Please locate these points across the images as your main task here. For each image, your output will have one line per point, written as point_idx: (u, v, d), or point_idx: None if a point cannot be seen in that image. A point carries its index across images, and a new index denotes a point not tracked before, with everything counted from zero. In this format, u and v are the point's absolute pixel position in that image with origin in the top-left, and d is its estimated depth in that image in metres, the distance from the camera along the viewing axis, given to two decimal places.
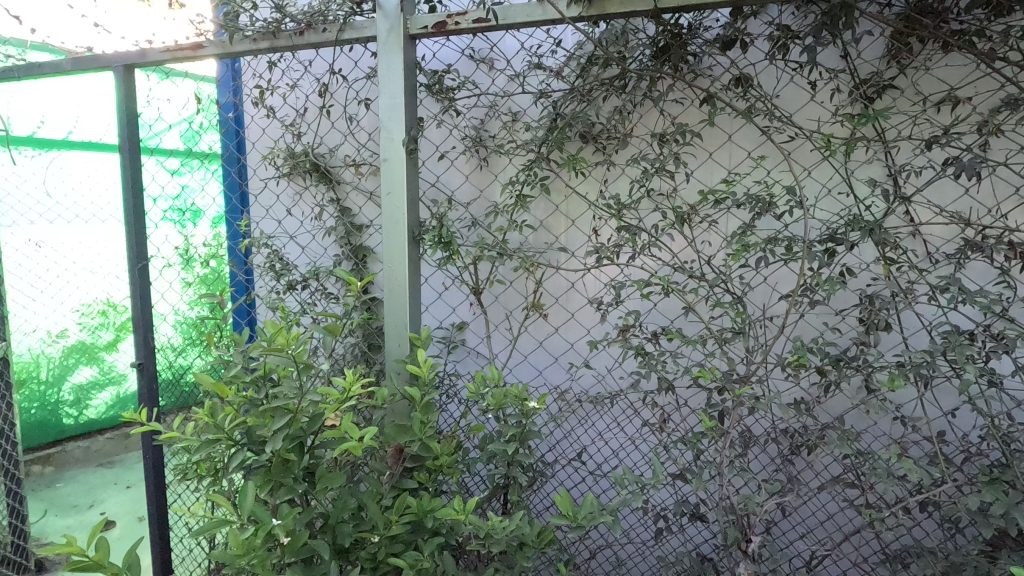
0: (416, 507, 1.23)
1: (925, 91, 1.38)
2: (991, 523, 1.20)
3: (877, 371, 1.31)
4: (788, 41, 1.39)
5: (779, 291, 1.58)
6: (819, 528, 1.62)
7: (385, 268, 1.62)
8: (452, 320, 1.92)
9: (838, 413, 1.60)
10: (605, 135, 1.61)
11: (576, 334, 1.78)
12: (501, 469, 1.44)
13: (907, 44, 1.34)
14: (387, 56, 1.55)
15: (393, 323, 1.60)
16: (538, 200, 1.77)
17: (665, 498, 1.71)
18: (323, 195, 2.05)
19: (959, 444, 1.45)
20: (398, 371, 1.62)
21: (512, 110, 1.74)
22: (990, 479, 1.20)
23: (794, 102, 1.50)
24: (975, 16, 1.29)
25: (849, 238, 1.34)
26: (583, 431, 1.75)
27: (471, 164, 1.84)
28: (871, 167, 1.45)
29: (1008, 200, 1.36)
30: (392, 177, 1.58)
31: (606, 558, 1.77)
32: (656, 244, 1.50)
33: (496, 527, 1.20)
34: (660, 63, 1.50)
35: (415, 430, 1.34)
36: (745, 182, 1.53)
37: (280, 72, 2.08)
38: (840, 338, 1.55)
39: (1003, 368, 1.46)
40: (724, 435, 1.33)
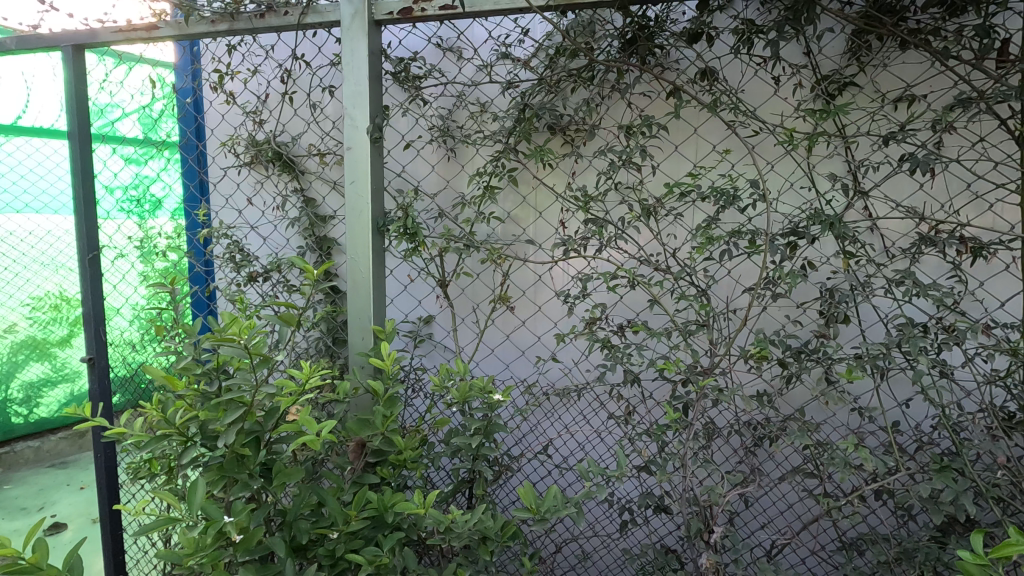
0: (375, 502, 1.20)
1: (883, 88, 1.41)
2: (941, 511, 1.23)
3: (836, 363, 1.33)
4: (752, 35, 1.40)
5: (742, 285, 1.60)
6: (779, 518, 1.65)
7: (348, 259, 1.58)
8: (418, 313, 1.89)
9: (799, 404, 1.63)
10: (573, 126, 1.60)
11: (543, 328, 1.77)
12: (466, 463, 1.42)
13: (866, 41, 1.37)
14: (351, 41, 1.51)
15: (357, 315, 1.57)
16: (506, 192, 1.76)
17: (630, 490, 1.72)
18: (286, 185, 2.00)
19: (912, 435, 1.49)
20: (361, 364, 1.58)
21: (479, 100, 1.72)
22: (941, 468, 1.24)
23: (758, 96, 1.52)
24: (931, 15, 1.32)
25: (810, 232, 1.36)
26: (549, 424, 1.75)
27: (438, 154, 1.81)
28: (831, 162, 1.47)
29: (960, 196, 1.40)
30: (356, 165, 1.54)
31: (572, 551, 1.77)
32: (623, 236, 1.50)
33: (457, 521, 1.18)
34: (628, 55, 1.50)
35: (376, 424, 1.31)
36: (710, 176, 1.54)
37: (240, 56, 2.02)
38: (801, 330, 1.57)
39: (954, 360, 1.51)
40: (688, 426, 1.34)
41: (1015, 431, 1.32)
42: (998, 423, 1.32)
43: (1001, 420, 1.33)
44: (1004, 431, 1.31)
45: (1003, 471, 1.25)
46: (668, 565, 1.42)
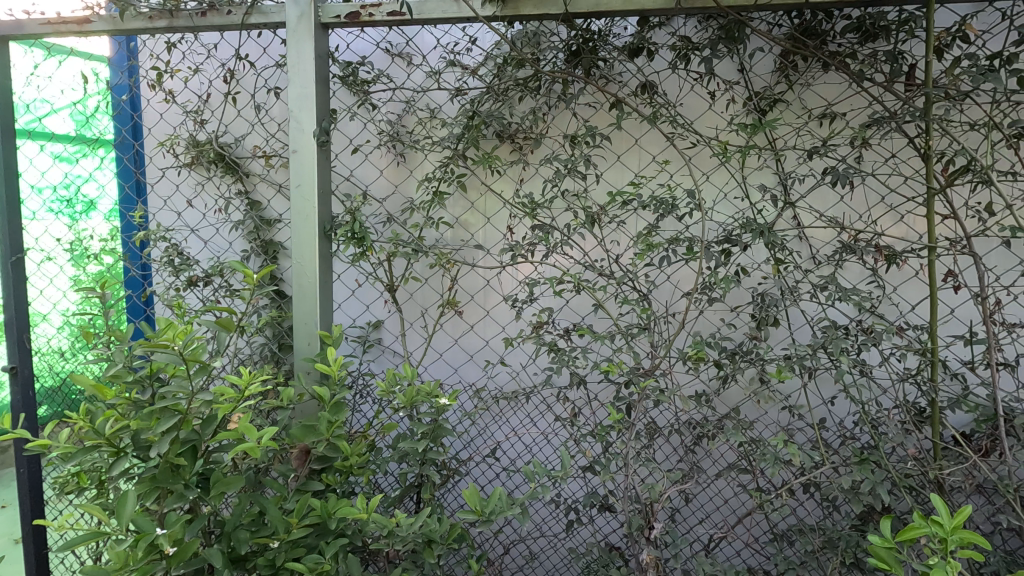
0: (318, 508, 1.19)
1: (808, 105, 1.51)
2: (860, 500, 1.32)
3: (767, 364, 1.41)
4: (689, 51, 1.49)
5: (681, 290, 1.67)
6: (716, 512, 1.73)
7: (294, 263, 1.56)
8: (365, 318, 1.88)
9: (734, 403, 1.72)
10: (520, 133, 1.64)
11: (491, 332, 1.79)
12: (414, 468, 1.43)
13: (793, 62, 1.47)
14: (297, 43, 1.50)
15: (302, 320, 1.55)
16: (454, 198, 1.77)
17: (575, 490, 1.75)
18: (229, 187, 1.95)
19: (836, 430, 1.59)
20: (307, 370, 1.57)
21: (428, 106, 1.74)
22: (860, 460, 1.33)
23: (695, 110, 1.59)
24: (848, 40, 1.43)
25: (742, 239, 1.43)
26: (497, 427, 1.76)
27: (387, 159, 1.80)
28: (762, 174, 1.56)
29: (876, 207, 1.51)
30: (302, 169, 1.53)
31: (519, 552, 1.79)
32: (569, 243, 1.55)
33: (402, 525, 1.19)
34: (572, 66, 1.55)
35: (321, 430, 1.30)
36: (651, 185, 1.60)
37: (180, 54, 1.96)
38: (734, 333, 1.65)
39: (872, 360, 1.62)
40: (630, 426, 1.39)
41: (924, 424, 1.44)
42: (910, 418, 1.43)
43: (912, 415, 1.44)
44: (914, 425, 1.43)
45: (914, 462, 1.36)
46: (612, 562, 1.47)
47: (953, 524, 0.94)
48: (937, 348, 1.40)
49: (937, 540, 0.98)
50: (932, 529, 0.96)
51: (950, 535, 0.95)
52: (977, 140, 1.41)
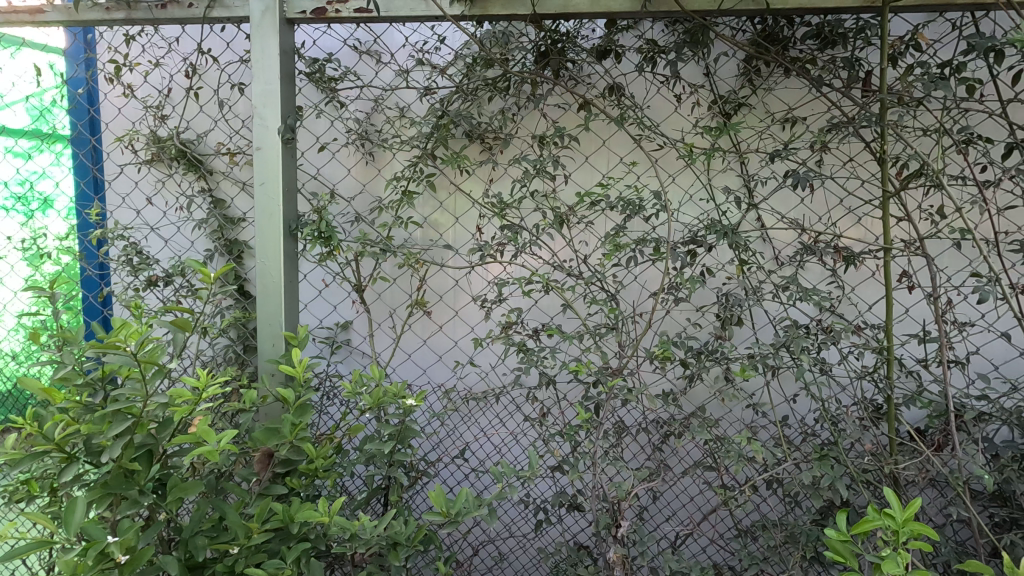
0: (280, 513, 1.17)
1: (770, 110, 1.54)
2: (821, 495, 1.36)
3: (731, 362, 1.43)
4: (655, 54, 1.51)
5: (648, 290, 1.69)
6: (683, 510, 1.75)
7: (258, 263, 1.53)
8: (333, 318, 1.85)
9: (700, 402, 1.74)
10: (489, 133, 1.64)
11: (460, 332, 1.78)
12: (381, 470, 1.41)
13: (756, 67, 1.50)
14: (262, 39, 1.47)
15: (267, 321, 1.52)
16: (423, 197, 1.76)
17: (544, 490, 1.76)
18: (192, 184, 1.90)
19: (798, 427, 1.62)
20: (271, 371, 1.54)
21: (397, 105, 1.72)
22: (820, 456, 1.36)
23: (661, 112, 1.61)
24: (808, 47, 1.47)
25: (707, 240, 1.46)
26: (466, 428, 1.75)
27: (354, 158, 1.78)
28: (726, 176, 1.59)
29: (835, 209, 1.55)
30: (266, 167, 1.50)
31: (488, 553, 1.79)
32: (537, 243, 1.55)
33: (366, 528, 1.17)
34: (541, 67, 1.56)
35: (284, 432, 1.27)
36: (618, 186, 1.61)
37: (140, 48, 1.91)
38: (700, 332, 1.68)
39: (832, 358, 1.66)
40: (598, 426, 1.40)
41: (881, 420, 1.48)
42: (868, 415, 1.47)
43: (870, 412, 1.48)
44: (872, 421, 1.47)
45: (871, 457, 1.39)
46: (580, 561, 1.48)
47: (904, 516, 0.97)
48: (892, 346, 1.44)
49: (891, 532, 1.01)
50: (884, 521, 0.99)
51: (901, 526, 0.98)
52: (929, 145, 1.46)
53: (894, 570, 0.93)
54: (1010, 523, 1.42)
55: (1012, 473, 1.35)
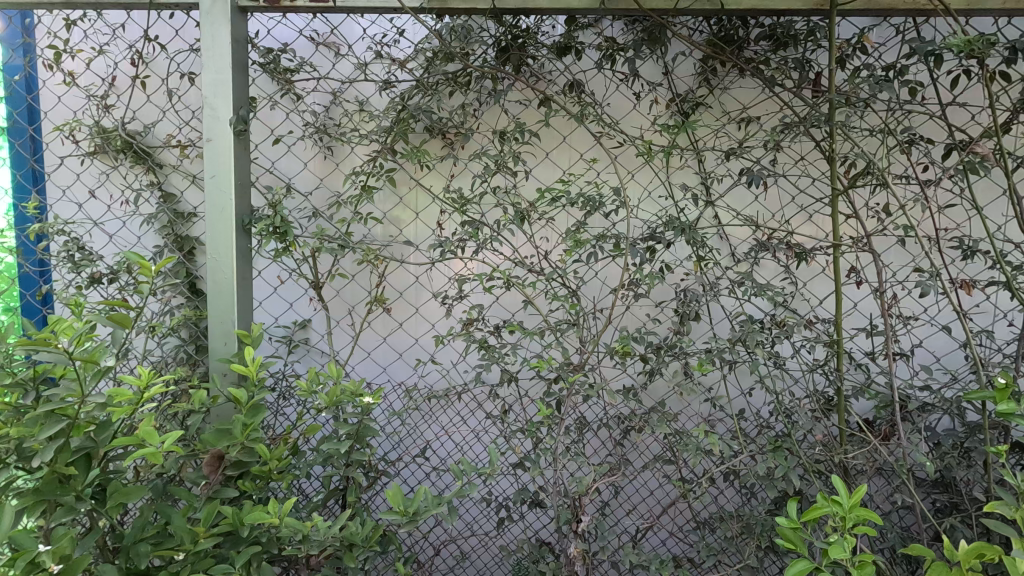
0: (229, 516, 1.12)
1: (726, 109, 1.58)
2: (775, 486, 1.39)
3: (689, 357, 1.45)
4: (614, 52, 1.52)
5: (608, 286, 1.71)
6: (643, 504, 1.77)
7: (209, 259, 1.48)
8: (289, 316, 1.80)
9: (659, 396, 1.76)
10: (450, 128, 1.62)
11: (420, 330, 1.76)
12: (338, 470, 1.38)
13: (712, 67, 1.53)
14: (212, 27, 1.43)
15: (218, 319, 1.47)
16: (383, 192, 1.73)
17: (506, 487, 1.75)
18: (139, 178, 1.83)
19: (753, 420, 1.66)
20: (223, 371, 1.49)
21: (356, 98, 1.68)
22: (774, 447, 1.40)
23: (620, 109, 1.62)
24: (761, 48, 1.50)
25: (665, 237, 1.48)
26: (426, 426, 1.73)
27: (311, 151, 1.74)
28: (684, 173, 1.61)
29: (787, 206, 1.59)
30: (217, 160, 1.46)
31: (450, 553, 1.77)
32: (498, 239, 1.54)
33: (319, 529, 1.14)
34: (502, 63, 1.56)
35: (235, 433, 1.23)
36: (578, 182, 1.62)
37: (82, 33, 1.82)
38: (659, 328, 1.70)
39: (785, 352, 1.70)
40: (559, 422, 1.41)
41: (831, 412, 1.53)
42: (819, 406, 1.51)
43: (821, 403, 1.53)
44: (823, 412, 1.51)
45: (822, 448, 1.44)
46: (542, 558, 1.47)
47: (850, 502, 1.00)
48: (841, 339, 1.49)
49: (838, 519, 1.04)
50: (832, 508, 1.02)
51: (848, 512, 1.01)
52: (874, 145, 1.52)
53: (840, 555, 0.96)
54: (950, 508, 1.48)
55: (951, 460, 1.41)
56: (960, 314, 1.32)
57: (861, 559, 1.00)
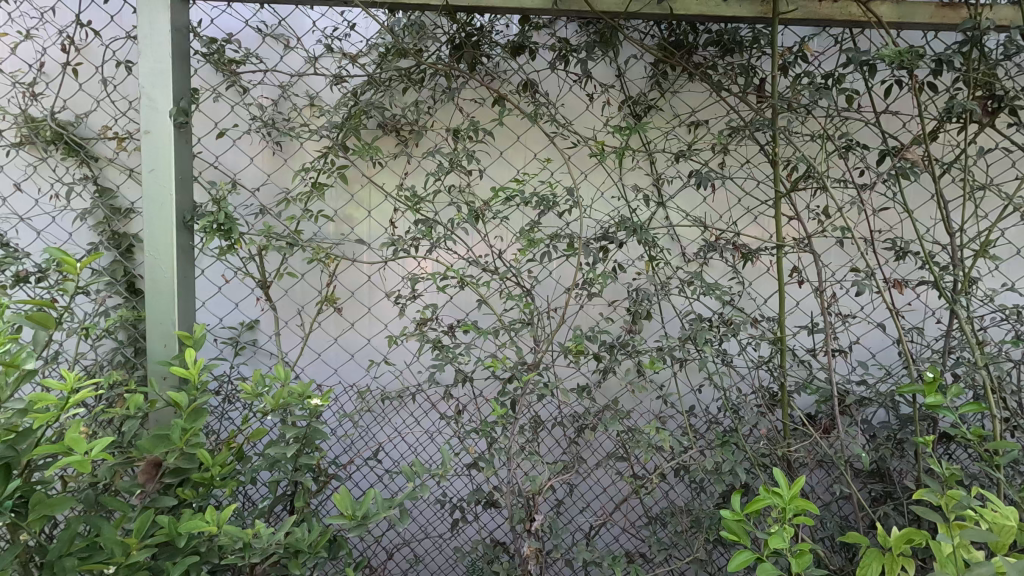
0: (164, 526, 1.07)
1: (676, 112, 1.61)
2: (722, 480, 1.43)
3: (642, 355, 1.48)
4: (568, 53, 1.54)
5: (562, 286, 1.72)
6: (596, 500, 1.80)
7: (147, 257, 1.41)
8: (235, 317, 1.74)
9: (612, 395, 1.79)
10: (404, 126, 1.60)
11: (373, 330, 1.73)
12: (286, 475, 1.33)
13: (663, 71, 1.57)
14: (150, 13, 1.36)
15: (157, 320, 1.40)
16: (334, 189, 1.69)
17: (460, 488, 1.74)
18: (72, 171, 1.73)
19: (703, 416, 1.70)
20: (163, 374, 1.42)
21: (306, 92, 1.64)
22: (722, 442, 1.43)
23: (574, 110, 1.64)
24: (709, 53, 1.55)
25: (618, 237, 1.49)
26: (379, 428, 1.70)
27: (258, 146, 1.68)
28: (636, 174, 1.64)
29: (733, 207, 1.64)
30: (155, 153, 1.39)
31: (403, 556, 1.75)
32: (452, 238, 1.52)
33: (261, 536, 1.10)
34: (456, 60, 1.55)
35: (174, 439, 1.17)
36: (533, 182, 1.63)
37: (7, 16, 1.71)
38: (612, 326, 1.73)
39: (732, 350, 1.76)
40: (513, 421, 1.40)
41: (776, 407, 1.58)
42: (764, 402, 1.56)
43: (766, 399, 1.58)
44: (768, 407, 1.56)
45: (766, 442, 1.49)
46: (496, 558, 1.47)
47: (790, 493, 1.04)
48: (784, 337, 1.55)
49: (779, 510, 1.08)
50: (773, 500, 1.05)
51: (788, 503, 1.05)
52: (814, 150, 1.58)
53: (779, 544, 1.00)
54: (884, 497, 1.56)
55: (885, 451, 1.48)
56: (892, 312, 1.39)
57: (799, 548, 1.04)
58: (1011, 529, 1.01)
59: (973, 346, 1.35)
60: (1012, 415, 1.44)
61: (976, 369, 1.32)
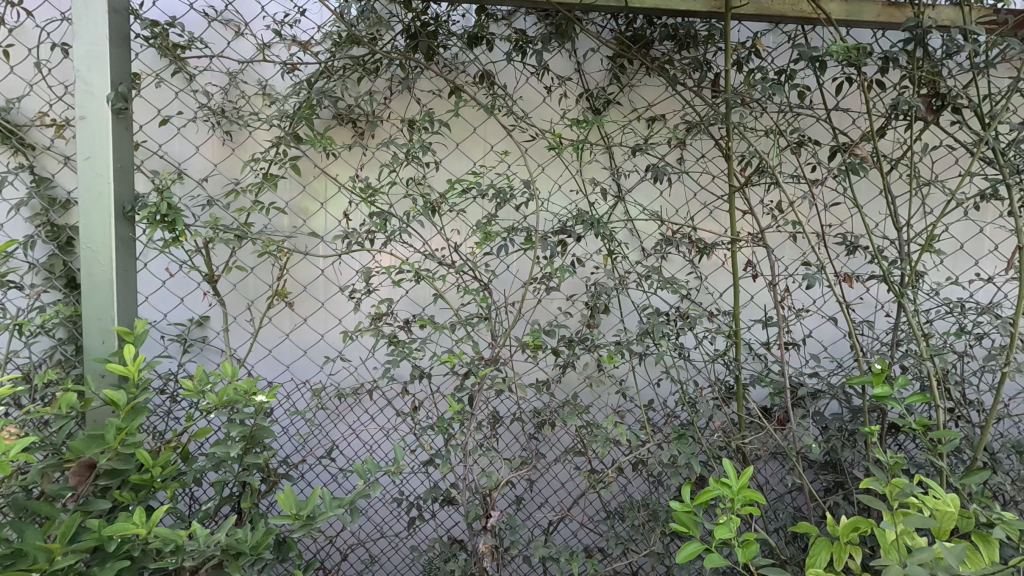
0: (93, 530, 1.01)
1: (632, 106, 1.61)
2: (678, 473, 1.41)
3: (600, 349, 1.47)
4: (524, 45, 1.53)
5: (519, 280, 1.72)
6: (554, 496, 1.80)
7: (83, 248, 1.33)
8: (180, 312, 1.67)
9: (571, 390, 1.79)
10: (359, 116, 1.56)
11: (327, 325, 1.69)
12: (231, 475, 1.27)
13: (621, 64, 1.57)
14: None
15: (95, 315, 1.33)
16: (285, 181, 1.65)
17: (417, 485, 1.72)
18: (4, 159, 1.64)
19: (660, 410, 1.71)
20: (101, 372, 1.35)
21: (256, 80, 1.59)
22: (678, 436, 1.44)
23: (531, 102, 1.62)
24: (665, 48, 1.55)
25: (576, 231, 1.47)
26: (333, 426, 1.67)
27: (204, 134, 1.62)
28: (594, 168, 1.63)
29: (688, 202, 1.66)
30: (91, 139, 1.31)
31: (358, 557, 1.71)
32: (407, 231, 1.48)
33: (196, 538, 1.05)
34: (411, 50, 1.52)
35: (107, 439, 1.11)
36: (490, 175, 1.61)
37: None
38: (570, 320, 1.73)
39: (688, 343, 1.77)
40: (470, 418, 1.38)
41: (732, 400, 1.59)
42: (720, 395, 1.57)
43: (722, 392, 1.59)
44: (723, 401, 1.58)
45: (721, 434, 1.49)
46: (452, 556, 1.44)
47: (737, 484, 1.04)
48: (739, 330, 1.56)
49: (728, 500, 1.08)
50: (722, 490, 1.05)
51: (736, 494, 1.05)
52: (768, 145, 1.60)
53: (725, 535, 1.00)
54: (835, 487, 1.59)
55: (837, 442, 1.51)
56: (842, 305, 1.41)
57: (746, 538, 1.05)
58: (951, 514, 1.03)
59: (919, 338, 1.37)
60: (955, 404, 1.48)
61: (922, 360, 1.35)
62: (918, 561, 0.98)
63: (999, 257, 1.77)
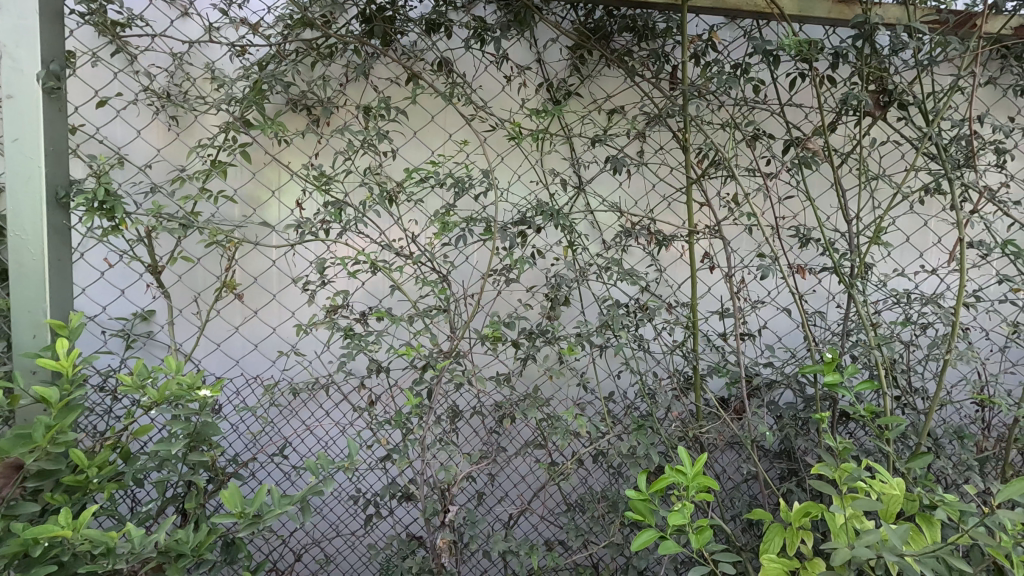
0: (16, 535, 0.94)
1: (592, 96, 1.61)
2: (637, 464, 1.42)
3: (560, 342, 1.46)
4: (483, 33, 1.51)
5: (479, 271, 1.70)
6: (514, 489, 1.79)
7: (11, 236, 1.23)
8: (121, 305, 1.60)
9: (531, 382, 1.78)
10: (313, 102, 1.52)
11: (279, 318, 1.64)
12: (173, 476, 1.21)
13: (580, 55, 1.56)
14: None
15: (25, 307, 1.23)
16: (234, 168, 1.59)
17: (374, 481, 1.69)
18: None
19: (620, 401, 1.71)
20: (32, 368, 1.26)
21: (202, 62, 1.53)
22: (637, 427, 1.44)
23: (490, 91, 1.60)
24: (624, 39, 1.56)
25: (536, 222, 1.45)
26: (286, 422, 1.62)
27: (147, 118, 1.55)
28: (554, 158, 1.62)
29: (646, 193, 1.67)
30: (19, 119, 1.21)
31: (313, 556, 1.67)
32: (363, 220, 1.44)
33: (130, 540, 0.99)
34: (367, 35, 1.49)
35: (35, 438, 1.03)
36: (448, 164, 1.59)
37: None
38: (529, 311, 1.72)
39: (648, 335, 1.78)
40: (428, 411, 1.34)
41: (689, 390, 1.61)
42: (678, 385, 1.58)
43: (680, 383, 1.61)
44: (681, 391, 1.59)
45: (679, 425, 1.50)
46: (409, 554, 1.41)
47: (692, 470, 1.04)
48: (697, 321, 1.58)
49: (683, 488, 1.08)
50: (676, 478, 1.05)
51: (691, 481, 1.05)
52: (724, 138, 1.63)
53: (679, 521, 1.00)
54: (789, 474, 1.62)
55: (790, 430, 1.54)
56: (795, 295, 1.43)
57: (700, 524, 1.05)
58: (897, 497, 1.05)
59: (868, 328, 1.41)
60: (903, 392, 1.53)
61: (871, 349, 1.38)
62: (865, 543, 0.99)
63: (942, 249, 1.85)
